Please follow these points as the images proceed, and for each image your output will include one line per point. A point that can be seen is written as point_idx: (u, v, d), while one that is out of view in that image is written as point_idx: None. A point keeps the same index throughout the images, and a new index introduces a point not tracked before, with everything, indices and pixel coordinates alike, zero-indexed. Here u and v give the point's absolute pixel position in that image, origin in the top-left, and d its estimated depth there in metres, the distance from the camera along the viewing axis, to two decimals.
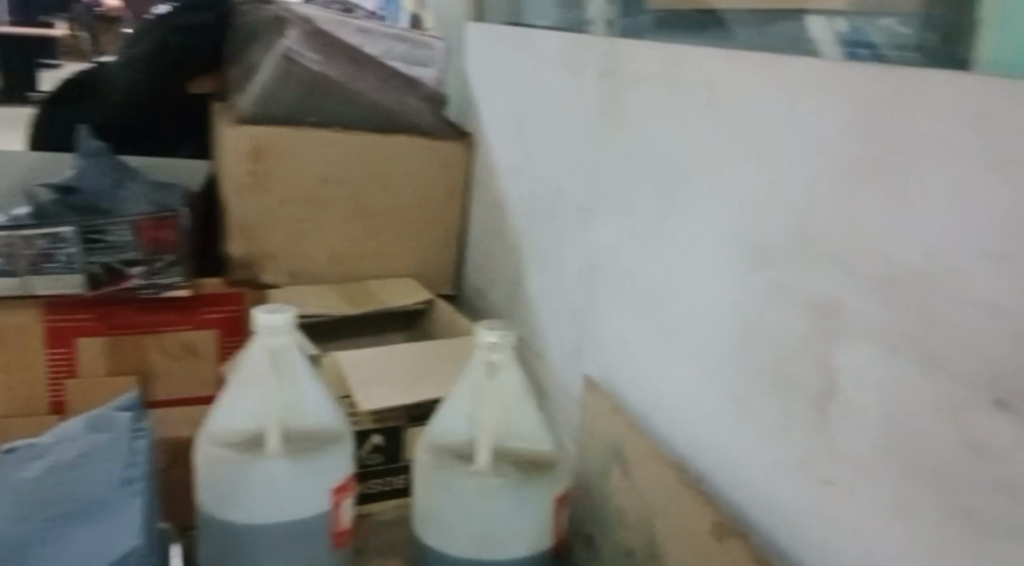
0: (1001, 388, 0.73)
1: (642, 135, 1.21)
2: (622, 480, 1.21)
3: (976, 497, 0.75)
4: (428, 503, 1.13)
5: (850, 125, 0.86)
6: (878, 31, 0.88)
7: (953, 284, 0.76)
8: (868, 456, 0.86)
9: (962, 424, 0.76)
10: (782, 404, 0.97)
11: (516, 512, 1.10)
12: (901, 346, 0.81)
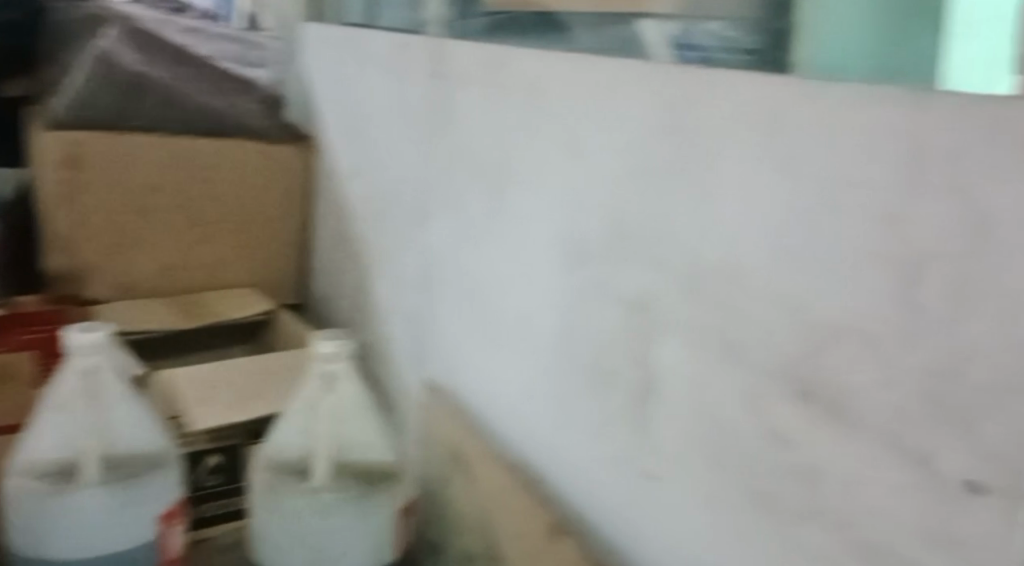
0: (804, 378, 0.75)
1: (470, 138, 1.21)
2: (464, 489, 1.19)
3: (783, 484, 0.78)
4: (262, 523, 1.09)
5: (666, 127, 0.88)
6: (706, 35, 0.88)
7: (755, 279, 0.79)
8: (708, 462, 0.86)
9: (801, 426, 0.75)
10: (610, 402, 0.99)
11: (353, 529, 1.08)
12: (718, 342, 0.84)
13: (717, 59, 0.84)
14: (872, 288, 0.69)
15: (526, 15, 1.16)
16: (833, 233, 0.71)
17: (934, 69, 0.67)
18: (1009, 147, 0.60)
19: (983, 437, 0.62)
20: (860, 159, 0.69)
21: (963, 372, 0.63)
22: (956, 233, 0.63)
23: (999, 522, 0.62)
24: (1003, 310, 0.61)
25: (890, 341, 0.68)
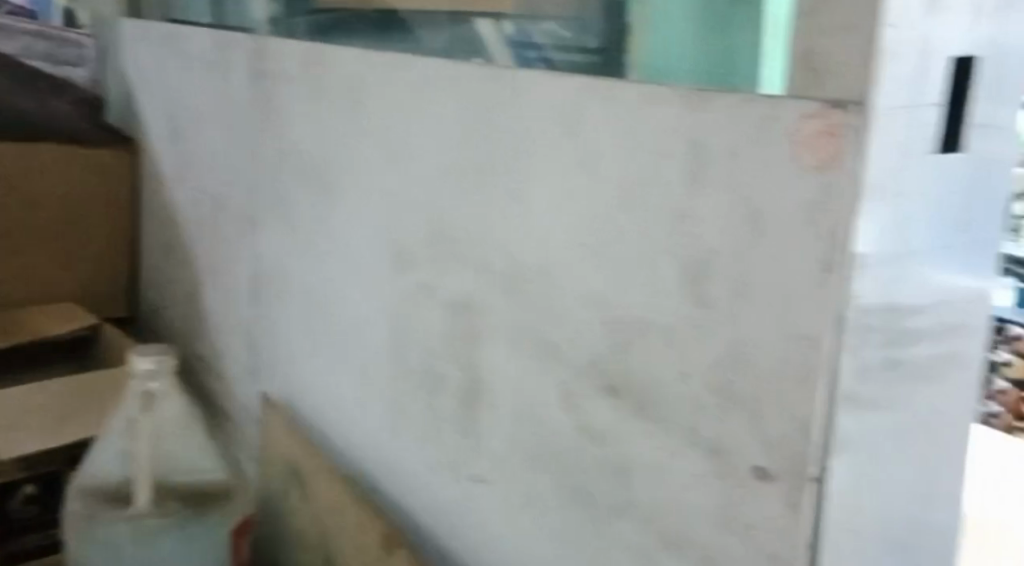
0: (611, 374, 0.77)
1: (294, 138, 1.19)
2: (305, 505, 1.17)
3: (599, 479, 0.79)
4: (81, 554, 1.05)
5: (478, 126, 0.88)
6: (542, 34, 0.87)
7: (565, 278, 0.80)
8: (536, 459, 0.87)
9: (620, 422, 0.76)
10: (438, 406, 1.00)
11: (181, 552, 1.04)
12: (535, 340, 0.85)
13: (558, 59, 0.82)
14: (665, 284, 0.70)
15: (368, 10, 1.13)
16: (631, 232, 0.73)
17: (748, 65, 0.65)
18: (777, 140, 0.60)
19: (765, 422, 0.63)
20: (653, 157, 0.70)
21: (748, 362, 0.64)
22: (737, 227, 0.64)
23: (781, 506, 0.63)
24: (779, 301, 0.61)
25: (687, 333, 0.69)
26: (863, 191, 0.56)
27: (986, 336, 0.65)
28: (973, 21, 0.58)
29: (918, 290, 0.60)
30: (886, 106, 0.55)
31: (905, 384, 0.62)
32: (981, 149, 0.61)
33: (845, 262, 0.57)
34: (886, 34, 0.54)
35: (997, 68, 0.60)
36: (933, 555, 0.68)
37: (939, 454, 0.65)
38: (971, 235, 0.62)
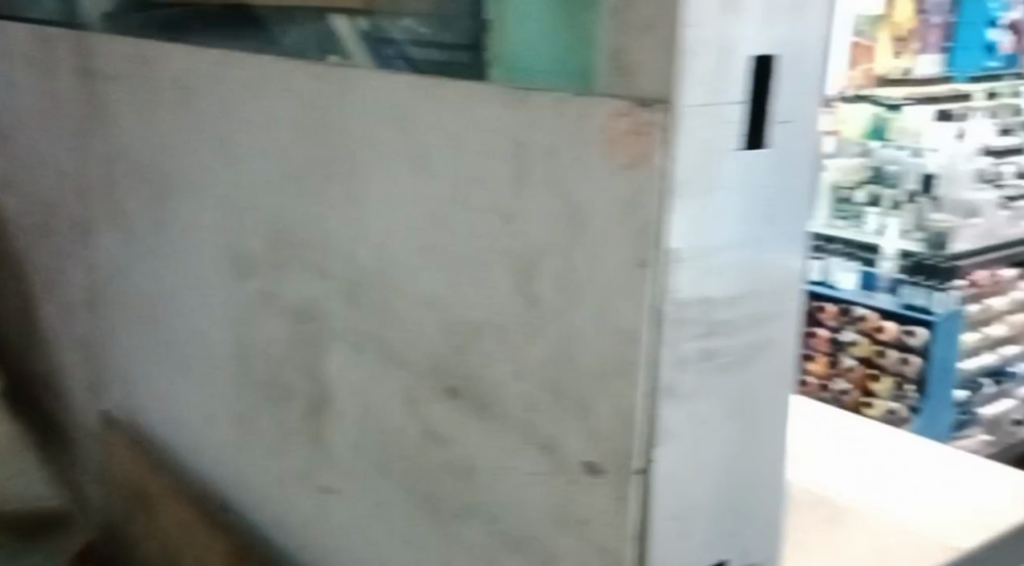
0: (449, 375, 0.77)
1: (128, 142, 1.15)
2: (155, 523, 1.14)
3: (443, 483, 0.79)
4: None
5: (312, 128, 0.87)
6: (400, 31, 0.79)
7: (403, 280, 0.79)
8: (382, 465, 0.86)
9: (459, 422, 0.76)
10: (285, 417, 0.98)
11: None
12: (377, 344, 0.84)
13: (421, 60, 0.75)
14: (495, 284, 0.70)
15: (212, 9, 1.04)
16: (460, 234, 0.73)
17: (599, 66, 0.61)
18: (590, 140, 0.60)
19: (594, 418, 0.64)
20: (477, 158, 0.69)
21: (576, 359, 0.64)
22: (559, 226, 0.64)
23: (610, 500, 0.63)
24: (600, 299, 0.62)
25: (519, 333, 0.69)
26: (671, 189, 0.57)
27: (800, 323, 0.67)
28: (772, 20, 0.59)
29: (729, 282, 0.62)
30: (691, 106, 0.56)
31: (721, 372, 0.64)
32: (787, 144, 0.62)
33: (659, 259, 0.58)
34: (685, 35, 0.55)
35: (800, 66, 0.61)
36: (754, 534, 0.70)
37: (755, 437, 0.68)
38: (780, 228, 0.64)
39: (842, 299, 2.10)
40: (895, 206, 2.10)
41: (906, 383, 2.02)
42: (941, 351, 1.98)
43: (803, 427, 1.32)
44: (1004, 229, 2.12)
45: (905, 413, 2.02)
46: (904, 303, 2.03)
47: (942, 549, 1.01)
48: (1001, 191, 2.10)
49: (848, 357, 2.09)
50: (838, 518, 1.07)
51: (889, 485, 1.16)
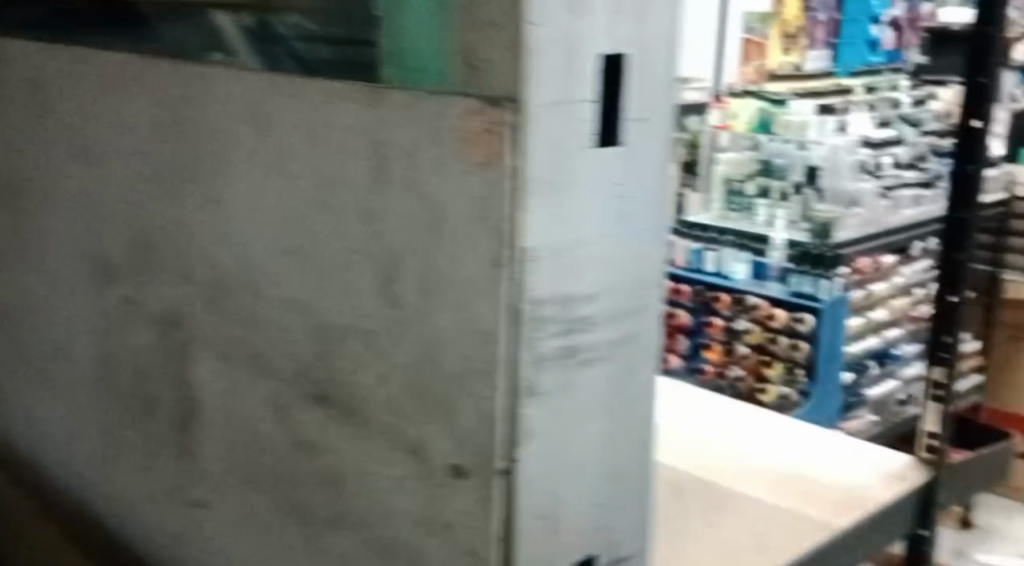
0: (319, 383, 0.73)
1: None
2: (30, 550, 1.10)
3: (313, 494, 0.76)
4: None
5: (166, 128, 0.83)
6: (285, 28, 0.73)
7: (261, 281, 0.77)
8: (250, 476, 0.83)
9: (319, 429, 0.74)
10: (155, 430, 0.95)
11: None
12: (240, 351, 0.81)
13: (307, 56, 0.70)
14: (358, 285, 0.67)
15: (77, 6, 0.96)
16: (324, 235, 0.69)
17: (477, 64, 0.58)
18: (444, 139, 0.59)
19: (456, 419, 0.63)
20: (335, 155, 0.67)
21: (437, 360, 0.63)
22: (414, 224, 0.63)
23: (475, 502, 0.63)
24: (458, 299, 0.61)
25: (377, 335, 0.67)
26: (524, 187, 0.57)
27: (659, 317, 0.69)
28: (620, 19, 0.59)
29: (587, 279, 0.62)
30: (541, 104, 0.56)
31: (583, 368, 0.64)
32: (640, 142, 0.63)
33: (515, 258, 0.58)
34: (531, 32, 0.55)
35: (647, 65, 0.62)
36: (623, 527, 0.71)
37: (620, 431, 0.68)
38: (634, 224, 0.65)
39: (736, 289, 2.26)
40: (784, 198, 2.34)
41: (796, 368, 2.18)
42: (828, 336, 2.14)
43: (672, 411, 1.34)
44: (886, 218, 2.35)
45: (797, 397, 2.18)
46: (792, 290, 2.20)
47: (819, 532, 1.03)
48: (880, 181, 2.37)
49: (742, 345, 2.26)
50: (708, 500, 1.10)
51: (757, 466, 1.19)
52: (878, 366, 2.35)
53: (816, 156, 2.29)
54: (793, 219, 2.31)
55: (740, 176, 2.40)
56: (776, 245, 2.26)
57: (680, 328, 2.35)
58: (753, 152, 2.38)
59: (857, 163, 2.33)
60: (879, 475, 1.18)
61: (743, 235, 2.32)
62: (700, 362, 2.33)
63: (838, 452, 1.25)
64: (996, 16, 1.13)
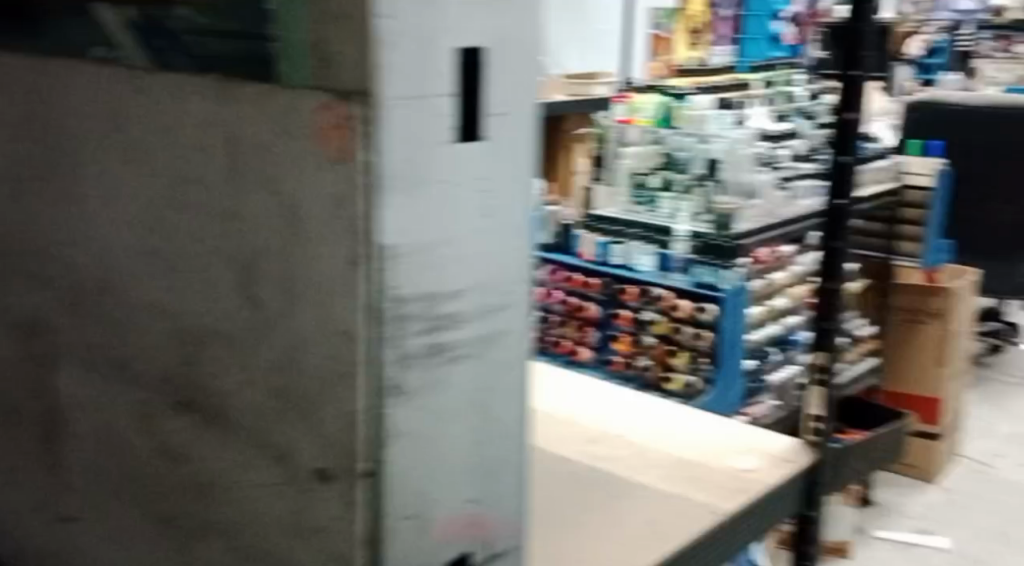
0: (183, 388, 0.70)
1: None
2: None
3: (181, 504, 0.73)
4: None
5: (15, 125, 0.80)
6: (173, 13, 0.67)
7: (120, 284, 0.74)
8: (114, 487, 0.80)
9: (183, 435, 0.71)
10: (17, 440, 0.91)
11: None
12: (100, 356, 0.78)
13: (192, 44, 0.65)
14: (218, 286, 0.65)
15: None
16: (182, 235, 0.67)
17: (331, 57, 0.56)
18: (297, 135, 0.58)
19: (319, 422, 0.61)
20: (191, 151, 0.64)
21: (299, 361, 0.62)
22: (271, 222, 0.61)
23: (340, 506, 0.61)
24: (317, 299, 0.60)
25: (239, 337, 0.65)
26: (378, 184, 0.56)
27: (528, 311, 0.68)
28: (475, 12, 0.59)
29: (451, 275, 0.62)
30: (392, 98, 0.55)
31: (450, 366, 0.63)
32: (500, 136, 0.63)
33: (374, 255, 0.57)
34: (379, 25, 0.54)
35: (506, 58, 0.61)
36: (498, 524, 0.70)
37: (491, 428, 0.67)
38: (498, 218, 0.64)
39: (642, 280, 2.25)
40: (686, 191, 2.40)
41: (700, 356, 2.20)
42: (729, 323, 2.16)
43: (573, 404, 1.31)
44: (783, 207, 2.44)
45: (701, 385, 2.20)
46: (695, 281, 2.22)
47: (713, 519, 1.01)
48: (777, 173, 2.52)
49: (649, 336, 2.25)
50: (600, 492, 1.07)
51: (654, 456, 1.16)
52: (780, 352, 2.45)
53: (716, 149, 2.40)
54: (697, 211, 2.36)
55: (643, 170, 2.48)
56: (679, 235, 2.26)
57: (589, 320, 2.32)
58: (655, 146, 2.50)
59: (753, 156, 2.42)
60: (773, 459, 1.16)
61: (650, 227, 2.33)
62: (609, 354, 2.30)
63: (734, 436, 1.22)
64: (865, 15, 1.12)
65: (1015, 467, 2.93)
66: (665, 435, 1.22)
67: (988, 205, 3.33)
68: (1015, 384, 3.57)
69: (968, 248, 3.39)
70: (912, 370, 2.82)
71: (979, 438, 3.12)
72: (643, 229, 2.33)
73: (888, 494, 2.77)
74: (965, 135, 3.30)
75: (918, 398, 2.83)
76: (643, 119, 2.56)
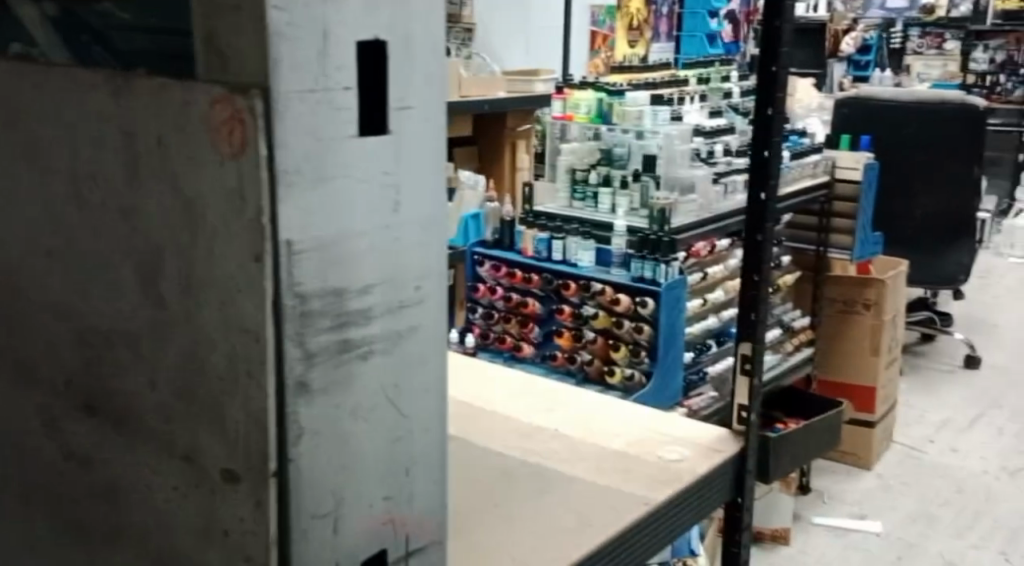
0: (87, 392, 0.68)
1: None
2: None
3: (91, 511, 0.71)
4: None
5: None
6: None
7: (18, 285, 0.72)
8: (16, 494, 0.77)
9: (88, 437, 0.70)
10: None
11: None
12: None
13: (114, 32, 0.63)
14: (121, 285, 0.64)
15: None
16: (83, 234, 0.65)
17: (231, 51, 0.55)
18: (195, 131, 0.57)
19: (225, 421, 0.60)
20: (87, 147, 0.63)
21: (203, 360, 0.61)
22: (173, 220, 0.60)
23: (247, 506, 0.60)
24: (220, 297, 0.59)
25: (143, 337, 0.64)
26: (277, 178, 0.55)
27: (444, 306, 0.67)
28: (376, 5, 0.58)
29: (360, 271, 0.61)
30: (288, 91, 0.55)
31: (361, 362, 0.63)
32: (407, 131, 0.62)
33: (276, 250, 0.56)
34: (273, 17, 0.53)
35: (410, 52, 0.61)
36: (417, 522, 0.69)
37: (405, 425, 0.67)
38: (410, 213, 0.64)
39: (582, 275, 2.25)
40: (624, 186, 2.41)
41: (640, 350, 2.18)
42: (667, 317, 2.14)
43: (513, 398, 1.31)
44: (717, 204, 2.48)
45: (641, 377, 2.17)
46: (633, 276, 2.20)
47: (640, 507, 1.02)
48: (712, 168, 2.50)
49: (590, 330, 2.25)
50: (529, 484, 1.07)
51: (585, 448, 1.16)
52: (717, 344, 2.51)
53: (653, 145, 2.40)
54: (634, 207, 2.40)
55: (582, 165, 2.50)
56: (618, 232, 2.26)
57: (531, 315, 2.33)
58: (595, 141, 2.53)
59: (690, 152, 2.43)
60: (702, 449, 1.16)
61: (588, 222, 2.36)
62: (552, 349, 2.31)
63: (667, 427, 1.23)
64: (782, 10, 1.09)
65: (945, 451, 3.00)
66: (597, 428, 1.22)
67: (911, 199, 3.40)
68: (946, 371, 3.65)
69: (896, 241, 3.46)
70: (848, 360, 2.88)
71: (910, 424, 3.18)
72: (581, 225, 2.35)
73: (825, 481, 2.82)
74: (892, 130, 3.36)
75: (852, 385, 2.89)
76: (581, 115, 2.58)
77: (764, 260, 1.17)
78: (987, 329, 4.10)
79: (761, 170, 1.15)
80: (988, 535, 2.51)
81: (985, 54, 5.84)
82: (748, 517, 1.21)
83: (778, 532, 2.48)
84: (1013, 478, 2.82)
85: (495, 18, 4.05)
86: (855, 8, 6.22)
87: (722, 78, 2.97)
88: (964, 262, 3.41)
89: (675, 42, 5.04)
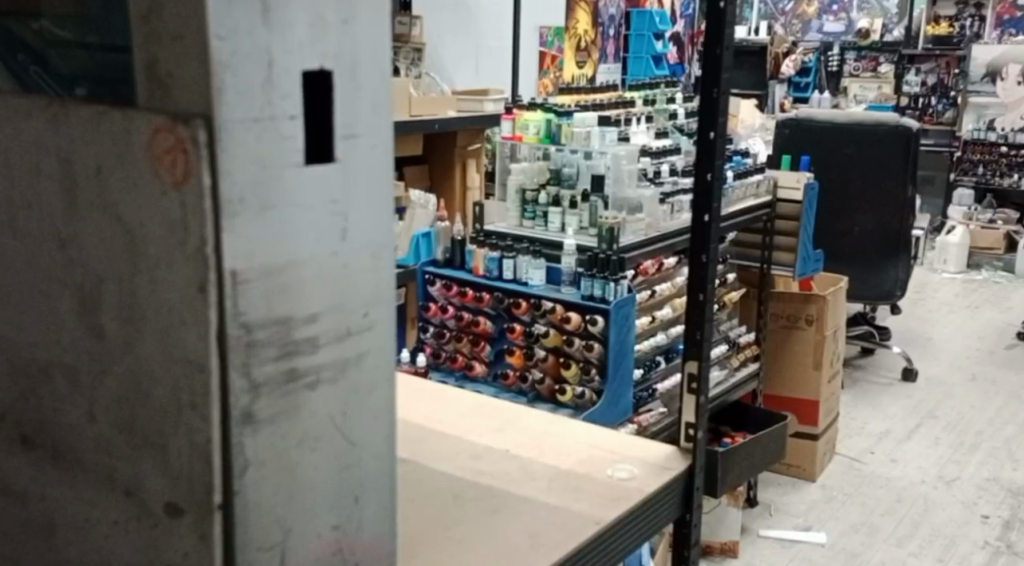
0: (24, 424, 0.67)
1: None
2: None
3: (25, 547, 0.69)
4: None
5: None
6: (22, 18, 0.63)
7: None
8: None
9: (20, 466, 0.68)
10: None
11: None
12: None
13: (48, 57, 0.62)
14: (57, 313, 0.63)
15: None
16: (19, 263, 0.64)
17: (177, 80, 0.55)
18: (136, 160, 0.57)
19: (170, 456, 0.59)
20: (25, 180, 0.62)
21: (147, 392, 0.60)
22: (115, 252, 0.59)
23: (191, 541, 0.59)
24: (162, 327, 0.58)
25: (79, 372, 0.63)
26: (220, 208, 0.55)
27: (390, 333, 0.67)
28: (322, 33, 0.58)
29: (308, 300, 0.60)
30: (232, 120, 0.54)
31: (311, 392, 0.62)
32: (353, 157, 0.62)
33: (221, 282, 0.56)
34: (215, 47, 0.53)
35: (354, 78, 0.61)
36: (367, 547, 0.69)
37: (350, 454, 0.66)
38: (358, 240, 0.63)
39: (533, 294, 2.26)
40: (572, 205, 2.42)
41: (590, 367, 2.18)
42: (616, 336, 2.15)
43: (468, 419, 1.30)
44: (664, 223, 2.48)
45: (591, 396, 2.17)
46: (583, 294, 2.20)
47: (590, 525, 1.02)
48: (659, 187, 2.49)
49: (541, 348, 2.24)
50: (477, 506, 1.06)
51: (535, 467, 1.16)
52: (666, 360, 2.52)
53: (601, 166, 2.43)
54: (583, 226, 2.40)
55: (532, 185, 2.51)
56: (568, 250, 2.27)
57: (483, 334, 2.33)
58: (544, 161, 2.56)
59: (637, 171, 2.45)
60: (650, 466, 1.17)
61: (538, 241, 2.39)
62: (503, 367, 2.31)
63: (616, 444, 1.23)
64: (722, 38, 1.10)
65: (885, 462, 3.04)
66: (548, 448, 1.22)
67: (853, 216, 3.46)
68: (883, 383, 3.71)
69: (837, 257, 3.52)
70: (792, 375, 2.92)
71: (851, 436, 3.23)
72: (531, 244, 2.37)
73: (772, 493, 2.85)
74: (830, 150, 3.42)
75: (796, 399, 2.92)
76: (530, 135, 2.59)
77: (707, 280, 1.18)
78: (923, 342, 4.17)
79: (703, 193, 1.15)
80: (928, 543, 2.55)
81: (917, 77, 5.88)
82: (696, 534, 1.21)
83: (727, 544, 2.50)
84: (951, 487, 2.87)
85: (443, 37, 4.05)
86: (795, 31, 6.46)
87: (668, 99, 2.99)
88: (900, 278, 3.45)
89: (621, 63, 5.14)
